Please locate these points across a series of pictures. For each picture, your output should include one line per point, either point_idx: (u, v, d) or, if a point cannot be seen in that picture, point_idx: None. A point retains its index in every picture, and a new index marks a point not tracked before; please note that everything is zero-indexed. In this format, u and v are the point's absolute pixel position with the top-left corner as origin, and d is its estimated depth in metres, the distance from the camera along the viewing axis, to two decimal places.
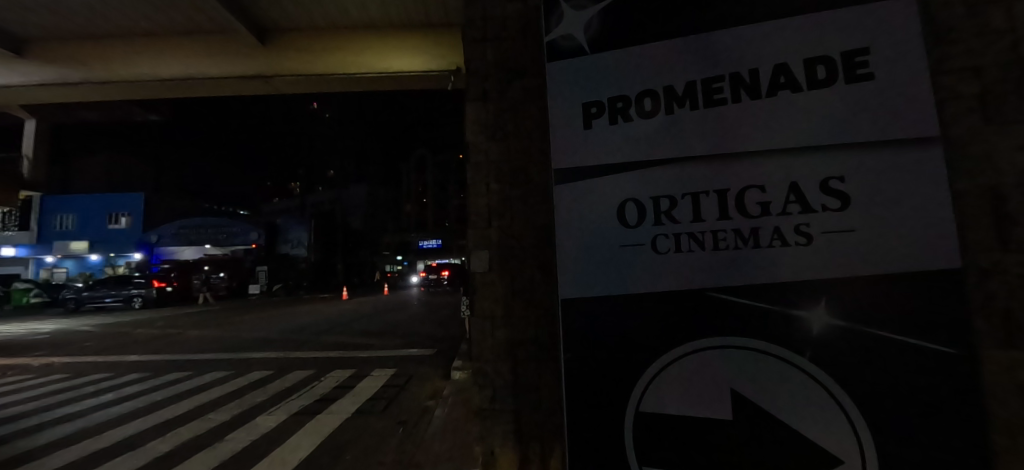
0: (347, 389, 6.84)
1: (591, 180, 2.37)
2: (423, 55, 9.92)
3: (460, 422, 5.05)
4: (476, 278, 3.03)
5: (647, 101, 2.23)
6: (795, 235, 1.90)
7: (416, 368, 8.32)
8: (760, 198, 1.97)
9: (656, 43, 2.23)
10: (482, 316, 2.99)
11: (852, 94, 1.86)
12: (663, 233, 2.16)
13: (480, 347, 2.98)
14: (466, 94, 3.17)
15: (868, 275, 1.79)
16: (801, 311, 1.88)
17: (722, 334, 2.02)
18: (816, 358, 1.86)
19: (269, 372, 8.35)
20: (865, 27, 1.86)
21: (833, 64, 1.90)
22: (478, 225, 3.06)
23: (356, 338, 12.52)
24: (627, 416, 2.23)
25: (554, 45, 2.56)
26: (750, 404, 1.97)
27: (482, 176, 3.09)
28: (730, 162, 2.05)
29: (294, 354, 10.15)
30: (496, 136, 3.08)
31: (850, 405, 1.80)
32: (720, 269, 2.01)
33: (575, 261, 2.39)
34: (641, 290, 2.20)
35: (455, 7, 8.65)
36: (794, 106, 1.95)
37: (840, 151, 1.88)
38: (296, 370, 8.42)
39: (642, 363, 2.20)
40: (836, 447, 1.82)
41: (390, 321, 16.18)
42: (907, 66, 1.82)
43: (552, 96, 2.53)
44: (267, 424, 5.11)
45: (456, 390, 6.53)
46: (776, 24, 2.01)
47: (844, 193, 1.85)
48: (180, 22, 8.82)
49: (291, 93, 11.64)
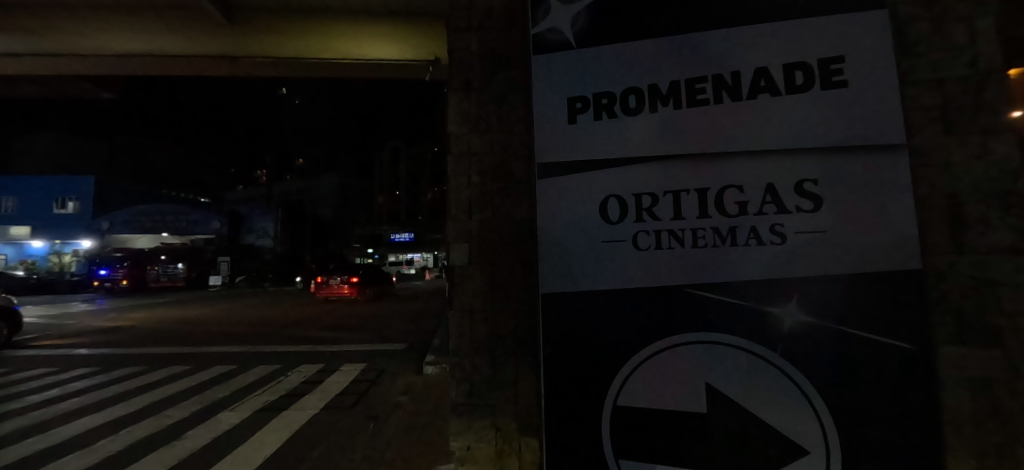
0: (317, 384, 6.68)
1: (574, 176, 2.32)
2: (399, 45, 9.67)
3: (433, 416, 5.06)
4: (455, 272, 2.88)
5: (631, 98, 2.21)
6: (770, 233, 1.95)
7: (387, 363, 8.16)
8: (738, 198, 2.01)
9: (640, 41, 2.22)
10: (460, 310, 2.85)
11: (827, 99, 1.92)
12: (645, 229, 2.15)
13: (458, 342, 2.85)
14: (449, 83, 2.99)
15: (841, 271, 1.86)
16: (776, 305, 1.93)
17: (700, 327, 2.04)
18: (786, 352, 1.92)
19: (230, 367, 8.02)
20: (841, 37, 1.94)
21: (812, 70, 1.95)
22: (457, 217, 2.90)
23: (325, 332, 12.15)
24: (605, 410, 2.20)
25: (540, 38, 2.47)
26: (724, 395, 1.99)
27: (463, 168, 2.92)
28: (709, 162, 2.07)
29: (258, 349, 9.81)
30: (478, 128, 2.92)
31: (814, 393, 1.87)
32: (698, 266, 2.04)
33: (558, 257, 2.33)
34: (621, 286, 2.18)
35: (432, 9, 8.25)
36: (772, 109, 1.99)
37: (814, 154, 1.93)
38: (260, 365, 8.14)
39: (624, 359, 2.17)
40: (801, 434, 1.89)
41: (362, 314, 15.94)
42: (878, 77, 1.91)
43: (537, 90, 2.44)
44: (231, 421, 4.94)
45: (427, 384, 6.51)
46: (759, 29, 2.03)
47: (815, 195, 1.91)
48: (130, 4, 7.98)
49: (257, 74, 11.11)
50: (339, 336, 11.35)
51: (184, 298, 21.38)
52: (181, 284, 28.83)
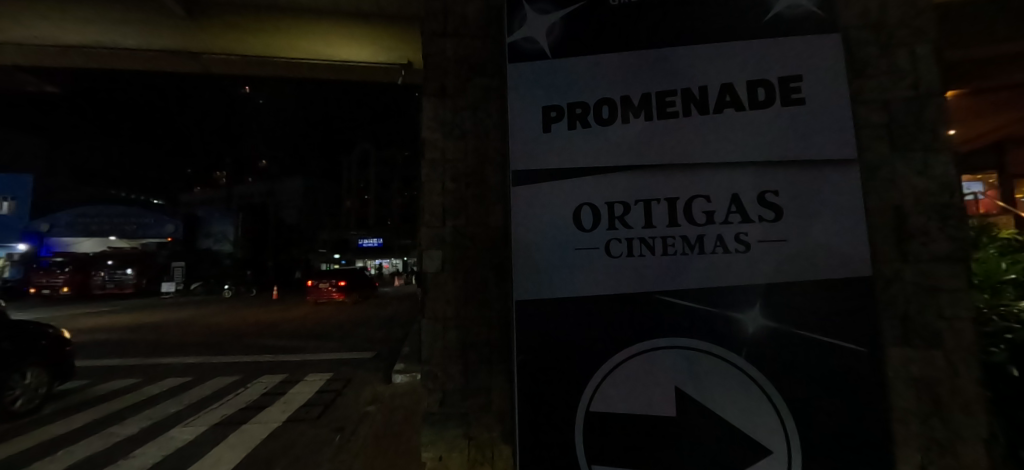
0: (280, 395, 6.39)
1: (548, 183, 2.31)
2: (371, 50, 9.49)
3: (402, 426, 4.95)
4: (427, 279, 2.83)
5: (604, 109, 2.25)
6: (735, 242, 2.03)
7: (354, 372, 7.92)
8: (706, 207, 2.08)
9: (614, 54, 2.27)
10: (433, 318, 2.80)
11: (786, 116, 2.04)
12: (617, 237, 2.17)
13: (431, 350, 2.81)
14: (424, 88, 2.96)
15: (800, 278, 1.96)
16: (741, 311, 2.00)
17: (669, 333, 2.08)
18: (751, 356, 1.99)
19: (183, 380, 7.55)
20: (799, 58, 2.08)
21: (772, 88, 2.06)
22: (431, 223, 2.85)
23: (289, 340, 11.68)
24: (579, 416, 2.20)
25: (517, 47, 2.46)
26: (693, 399, 2.03)
27: (437, 174, 2.88)
28: (679, 172, 2.13)
29: (216, 360, 9.30)
30: (453, 134, 2.91)
31: (777, 395, 1.95)
32: (669, 273, 2.09)
33: (531, 265, 2.31)
34: (594, 293, 2.19)
35: (406, 21, 8.13)
36: (737, 123, 2.09)
37: (775, 167, 2.03)
38: (217, 377, 7.71)
39: (598, 365, 2.17)
40: (764, 435, 1.95)
41: (329, 321, 15.42)
42: (831, 97, 2.05)
43: (513, 97, 2.44)
44: (185, 437, 4.65)
45: (395, 393, 6.36)
46: (726, 47, 2.13)
47: (776, 206, 2.01)
48: None
49: (221, 70, 10.67)
50: (304, 345, 10.93)
51: (134, 306, 20.01)
52: (130, 290, 27.02)
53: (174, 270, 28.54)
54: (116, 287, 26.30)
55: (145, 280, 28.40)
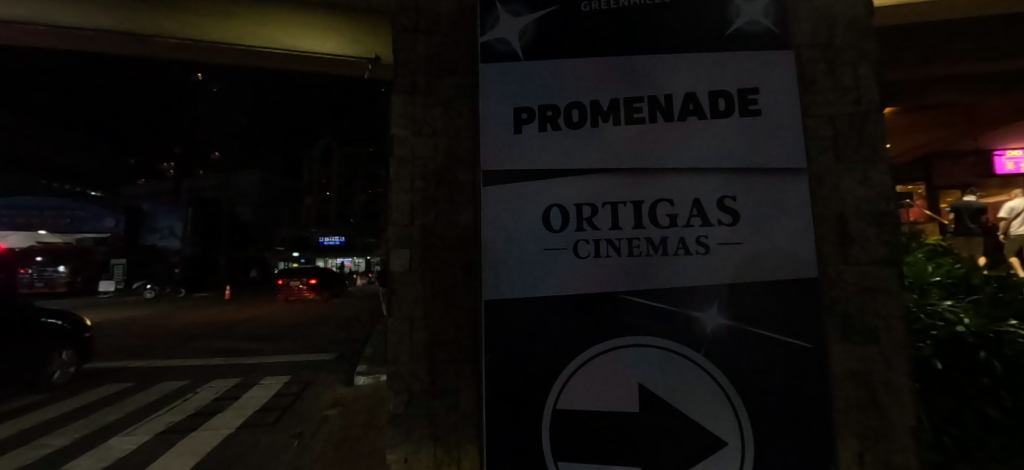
0: (233, 400, 6.07)
1: (518, 184, 2.32)
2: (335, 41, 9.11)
3: (364, 428, 4.83)
4: (394, 277, 2.77)
5: (575, 112, 2.29)
6: (695, 244, 2.12)
7: (314, 374, 7.64)
8: (669, 211, 2.16)
9: (584, 59, 2.31)
10: (400, 317, 2.74)
11: (744, 126, 2.16)
12: (584, 238, 2.21)
13: (397, 350, 2.75)
14: (393, 84, 2.90)
15: (754, 279, 2.07)
16: (700, 310, 2.09)
17: (634, 332, 2.13)
18: (709, 353, 2.08)
19: (125, 385, 7.04)
20: (757, 71, 2.19)
21: (732, 98, 2.17)
22: (398, 221, 2.79)
23: (244, 342, 11.10)
24: (545, 414, 2.22)
25: (489, 48, 2.46)
26: (654, 394, 2.11)
27: (405, 172, 2.83)
28: (644, 176, 2.20)
29: (161, 364, 8.69)
30: (423, 132, 2.86)
31: (732, 389, 2.05)
32: (634, 273, 2.14)
33: (500, 266, 2.31)
34: (561, 293, 2.21)
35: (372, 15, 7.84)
36: (699, 131, 2.18)
37: (734, 173, 2.14)
38: (164, 382, 7.24)
39: (565, 363, 2.20)
40: (720, 427, 2.06)
41: (288, 322, 14.78)
42: (784, 109, 2.17)
43: (484, 97, 2.43)
44: (126, 446, 4.33)
45: (357, 396, 6.20)
46: (690, 57, 2.22)
47: (733, 210, 2.12)
48: None
49: (169, 55, 9.96)
50: (260, 347, 10.45)
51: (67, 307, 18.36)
52: (63, 290, 24.83)
53: (114, 267, 26.46)
54: (46, 287, 24.56)
55: (81, 278, 26.08)
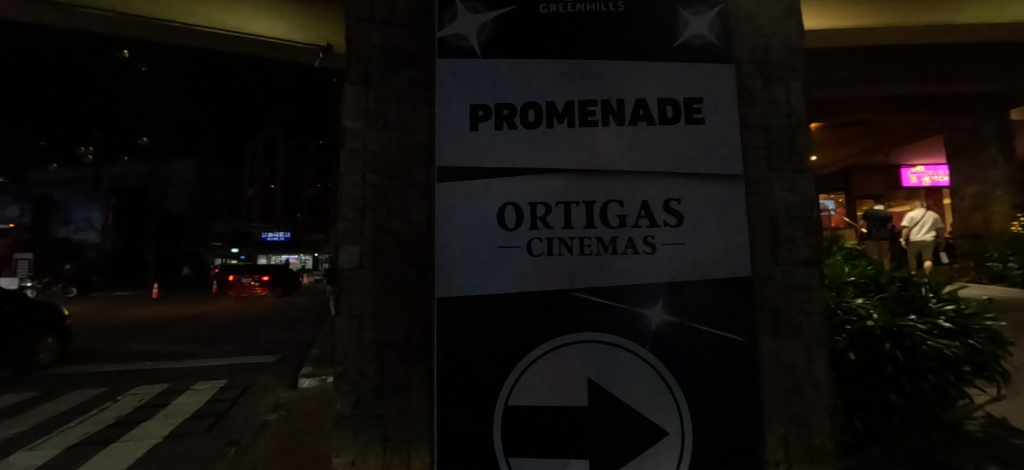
0: (161, 407, 5.59)
1: (474, 181, 2.30)
2: (284, 20, 8.33)
3: (309, 432, 4.64)
4: (343, 275, 2.67)
5: (531, 112, 2.31)
6: (643, 244, 2.23)
7: (255, 377, 7.22)
8: (620, 211, 2.25)
9: (541, 60, 2.35)
10: (348, 316, 2.65)
11: (689, 133, 2.29)
12: (538, 237, 2.25)
13: (346, 350, 2.66)
14: (345, 74, 2.79)
15: (695, 278, 2.21)
16: (646, 307, 2.20)
17: (585, 328, 2.19)
18: (654, 348, 2.19)
19: (29, 395, 6.23)
20: (702, 81, 2.32)
21: (678, 106, 2.30)
22: (349, 217, 2.70)
23: (175, 345, 10.24)
24: (497, 411, 2.23)
25: (446, 43, 2.41)
26: (603, 388, 2.19)
27: (357, 166, 2.73)
28: (597, 178, 2.27)
29: (74, 370, 7.80)
30: (377, 125, 2.78)
31: (674, 382, 2.18)
32: (586, 271, 2.21)
33: (454, 263, 2.28)
34: (515, 291, 2.22)
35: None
36: (648, 136, 2.29)
37: (679, 177, 2.26)
38: (79, 390, 6.52)
39: (517, 360, 2.22)
40: (662, 417, 2.17)
41: (228, 323, 13.84)
42: (726, 118, 2.32)
43: (440, 92, 2.38)
44: (30, 462, 3.86)
45: (303, 398, 5.94)
46: (641, 65, 2.31)
47: (678, 212, 2.24)
48: None
49: (85, 30, 8.65)
50: (195, 350, 9.66)
51: None
52: None
53: (20, 263, 23.47)
54: None
55: None
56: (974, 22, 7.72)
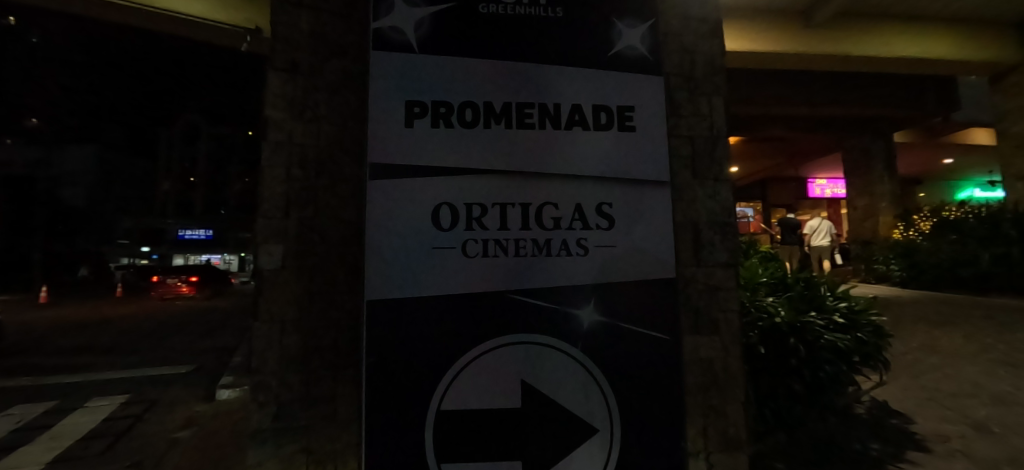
0: (42, 430, 4.83)
1: (408, 180, 2.20)
2: None
3: (226, 449, 4.24)
4: (263, 277, 2.47)
5: (468, 112, 2.28)
6: (576, 246, 2.29)
7: (166, 391, 6.48)
8: (554, 214, 2.29)
9: (479, 60, 2.32)
10: (268, 321, 2.45)
11: (620, 139, 2.39)
12: (473, 238, 2.23)
13: (265, 357, 2.46)
14: (269, 60, 2.59)
15: (623, 279, 2.31)
16: (578, 307, 2.25)
17: (519, 330, 2.20)
18: (585, 348, 2.24)
19: None
20: (634, 91, 2.43)
21: (611, 113, 2.39)
22: (270, 214, 2.50)
23: (67, 357, 8.93)
24: (429, 418, 2.14)
25: (381, 35, 2.28)
26: (535, 388, 2.20)
27: (281, 159, 2.54)
28: (533, 180, 2.30)
29: None
30: (305, 116, 2.60)
31: (603, 380, 2.25)
32: (520, 273, 2.22)
33: (385, 265, 2.16)
34: (449, 293, 2.18)
35: None
36: (583, 140, 2.35)
37: (611, 182, 2.35)
38: None
39: (451, 363, 2.17)
40: (592, 415, 2.23)
41: (136, 331, 12.33)
42: (655, 127, 2.44)
43: (373, 86, 2.25)
44: None
45: (220, 412, 5.42)
46: (577, 71, 2.38)
47: (609, 216, 2.33)
48: None
49: None
50: (90, 362, 8.47)
51: None
52: None
53: None
54: None
55: None
56: (883, 55, 8.71)
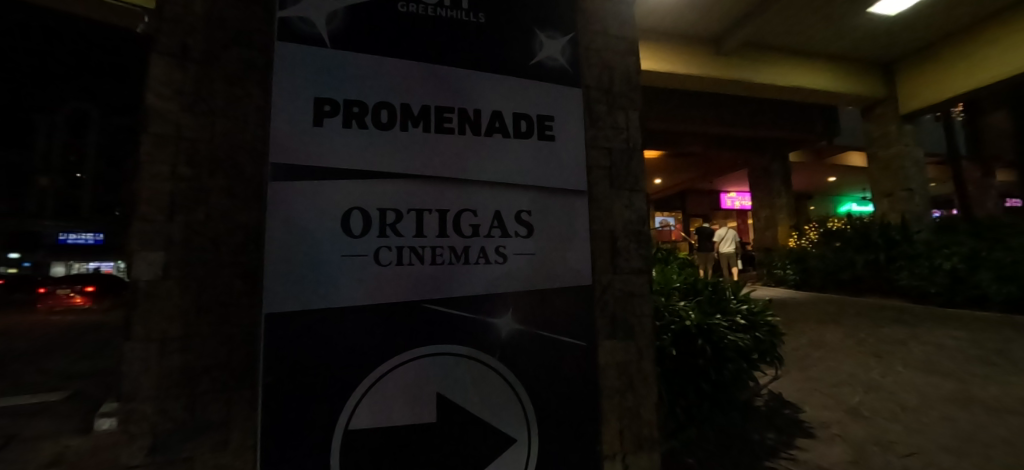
0: None
1: (315, 181, 2.03)
2: None
3: None
4: (139, 289, 2.18)
5: (383, 113, 2.17)
6: (495, 253, 2.27)
7: (26, 424, 5.45)
8: (473, 221, 2.25)
9: (396, 59, 2.22)
10: (143, 338, 2.16)
11: (540, 148, 2.42)
12: (387, 245, 2.11)
13: (138, 379, 2.16)
14: (153, 43, 2.33)
15: (541, 286, 2.33)
16: (495, 316, 2.23)
17: (435, 341, 2.12)
18: (503, 357, 2.22)
19: None
20: (554, 101, 2.49)
21: (532, 122, 2.42)
22: (150, 217, 2.23)
23: None
24: (334, 440, 1.95)
25: (288, 24, 2.09)
26: (451, 401, 2.13)
27: (165, 155, 2.27)
28: (451, 186, 2.24)
29: None
30: (197, 108, 2.34)
31: (521, 389, 2.23)
32: (436, 282, 2.14)
33: (286, 274, 1.96)
34: (358, 304, 2.03)
35: None
36: (503, 147, 2.35)
37: (530, 190, 2.37)
38: None
39: (360, 378, 2.01)
40: (509, 426, 2.20)
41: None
42: (573, 138, 2.51)
43: (277, 78, 2.04)
44: None
45: (96, 446, 4.66)
46: (498, 78, 2.38)
47: (528, 223, 2.34)
48: None
49: None
50: None
51: None
52: None
53: None
54: None
55: None
56: (770, 85, 9.89)
